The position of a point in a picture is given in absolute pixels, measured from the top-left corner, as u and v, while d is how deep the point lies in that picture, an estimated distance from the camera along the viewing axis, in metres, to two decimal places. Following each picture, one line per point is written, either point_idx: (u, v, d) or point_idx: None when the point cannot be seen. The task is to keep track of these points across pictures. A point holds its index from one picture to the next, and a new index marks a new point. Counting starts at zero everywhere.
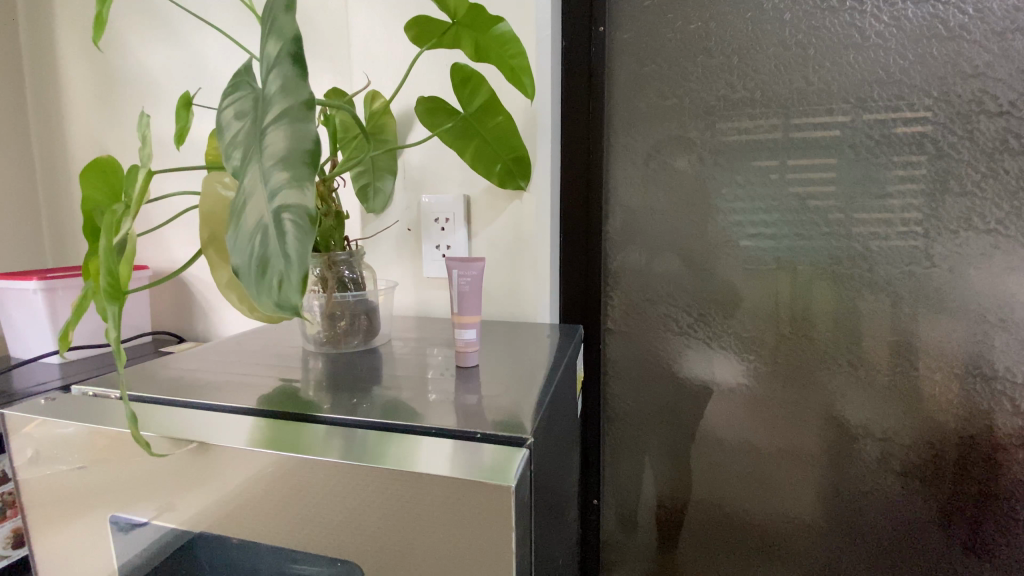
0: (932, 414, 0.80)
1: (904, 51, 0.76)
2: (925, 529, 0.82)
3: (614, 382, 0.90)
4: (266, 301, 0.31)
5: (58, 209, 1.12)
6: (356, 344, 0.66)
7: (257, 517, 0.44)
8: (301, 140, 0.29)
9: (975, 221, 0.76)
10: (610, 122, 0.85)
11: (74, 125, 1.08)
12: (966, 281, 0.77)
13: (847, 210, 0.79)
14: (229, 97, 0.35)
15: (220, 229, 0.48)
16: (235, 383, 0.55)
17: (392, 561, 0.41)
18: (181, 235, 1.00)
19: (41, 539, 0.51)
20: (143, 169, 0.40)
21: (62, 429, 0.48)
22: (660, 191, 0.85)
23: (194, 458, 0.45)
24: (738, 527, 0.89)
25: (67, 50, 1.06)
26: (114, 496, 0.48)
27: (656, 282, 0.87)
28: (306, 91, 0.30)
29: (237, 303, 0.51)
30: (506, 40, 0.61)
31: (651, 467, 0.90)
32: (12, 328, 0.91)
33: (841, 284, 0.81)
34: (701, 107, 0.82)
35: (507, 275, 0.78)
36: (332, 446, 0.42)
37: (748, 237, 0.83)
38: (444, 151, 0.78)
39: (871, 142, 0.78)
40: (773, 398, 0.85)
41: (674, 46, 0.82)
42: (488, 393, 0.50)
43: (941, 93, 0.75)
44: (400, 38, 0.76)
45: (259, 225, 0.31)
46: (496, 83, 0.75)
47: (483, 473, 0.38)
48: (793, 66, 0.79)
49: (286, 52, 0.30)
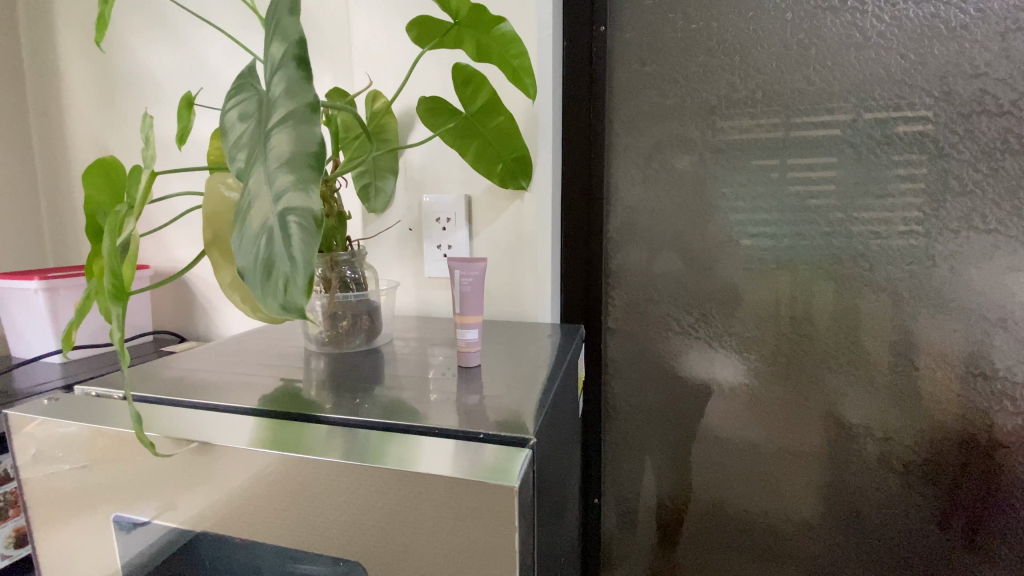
0: (932, 413, 0.80)
1: (905, 51, 0.76)
2: (924, 528, 0.83)
3: (614, 381, 0.90)
4: (272, 304, 0.31)
5: (59, 209, 1.12)
6: (357, 344, 0.66)
7: (260, 517, 0.44)
8: (306, 142, 0.30)
9: (975, 221, 0.76)
10: (611, 122, 0.85)
11: (74, 125, 1.08)
12: (967, 280, 0.78)
13: (847, 210, 0.80)
14: (233, 98, 0.35)
15: (223, 230, 0.48)
16: (236, 383, 0.55)
17: (393, 560, 0.41)
18: (182, 235, 1.00)
19: (43, 538, 0.51)
20: (147, 170, 0.40)
21: (65, 429, 0.48)
22: (661, 192, 0.85)
23: (197, 458, 0.45)
24: (738, 525, 0.89)
25: (67, 50, 1.06)
26: (116, 495, 0.48)
27: (656, 282, 0.87)
28: (310, 94, 0.30)
29: (239, 304, 0.51)
30: (508, 40, 0.61)
31: (652, 466, 0.90)
32: (14, 328, 0.91)
33: (842, 283, 0.81)
34: (702, 107, 0.82)
35: (508, 274, 0.79)
36: (333, 446, 0.42)
37: (749, 236, 0.83)
38: (445, 151, 0.78)
39: (872, 142, 0.78)
40: (774, 397, 0.85)
41: (675, 46, 0.82)
42: (490, 393, 0.50)
43: (941, 93, 0.75)
44: (401, 38, 0.76)
45: (264, 227, 0.31)
46: (497, 82, 0.75)
47: (486, 472, 0.38)
48: (794, 65, 0.79)
49: (291, 54, 0.30)
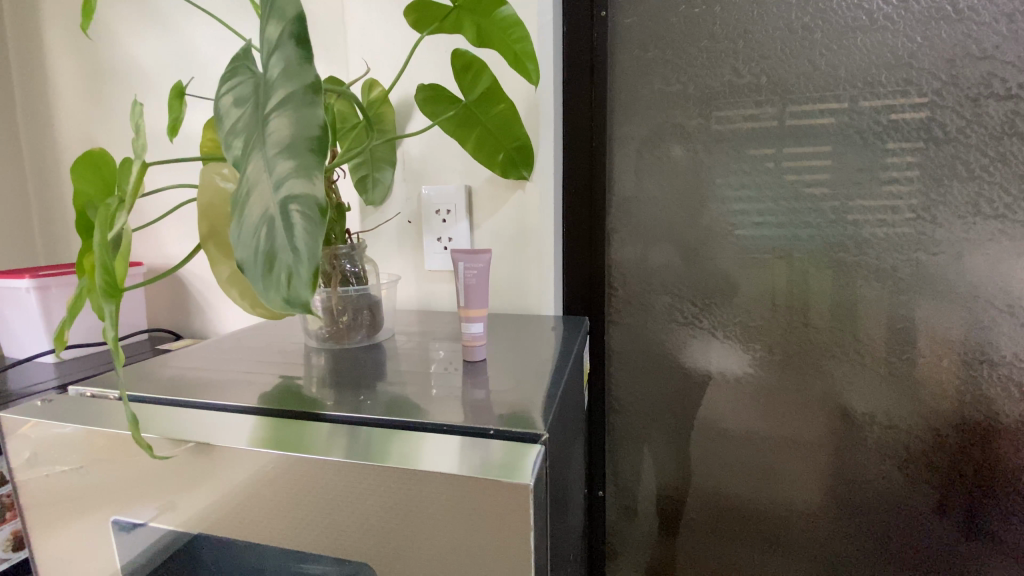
0: (936, 401, 0.80)
1: (912, 34, 0.75)
2: (925, 516, 0.83)
3: (617, 373, 0.89)
4: (275, 298, 0.29)
5: (49, 205, 1.09)
6: (359, 339, 0.64)
7: (262, 517, 0.42)
8: (307, 126, 0.28)
9: (982, 206, 0.76)
10: (612, 110, 0.84)
11: (62, 118, 1.06)
12: (973, 267, 0.77)
13: (852, 196, 0.78)
14: (228, 83, 0.33)
15: (219, 223, 0.47)
16: (234, 380, 0.54)
17: (398, 558, 0.40)
18: (177, 230, 0.99)
19: (38, 542, 0.50)
20: (137, 161, 0.38)
21: (59, 430, 0.47)
22: (664, 181, 0.84)
23: (197, 459, 0.43)
24: (740, 516, 0.89)
25: (54, 42, 1.03)
26: (113, 497, 0.47)
27: (656, 272, 0.86)
28: (309, 74, 0.28)
29: (238, 300, 0.50)
30: (510, 24, 0.59)
31: (653, 457, 0.90)
32: (5, 328, 0.89)
33: (846, 271, 0.80)
34: (706, 93, 0.81)
35: (512, 266, 0.77)
36: (335, 446, 0.41)
37: (752, 225, 0.82)
38: (444, 140, 0.77)
39: (877, 127, 0.77)
40: (778, 387, 0.84)
41: (678, 31, 0.80)
42: (496, 388, 0.49)
43: (950, 77, 0.74)
44: (399, 24, 0.74)
45: (265, 217, 0.30)
46: (498, 68, 0.73)
47: (496, 470, 0.37)
48: (799, 50, 0.78)
49: (288, 33, 0.29)
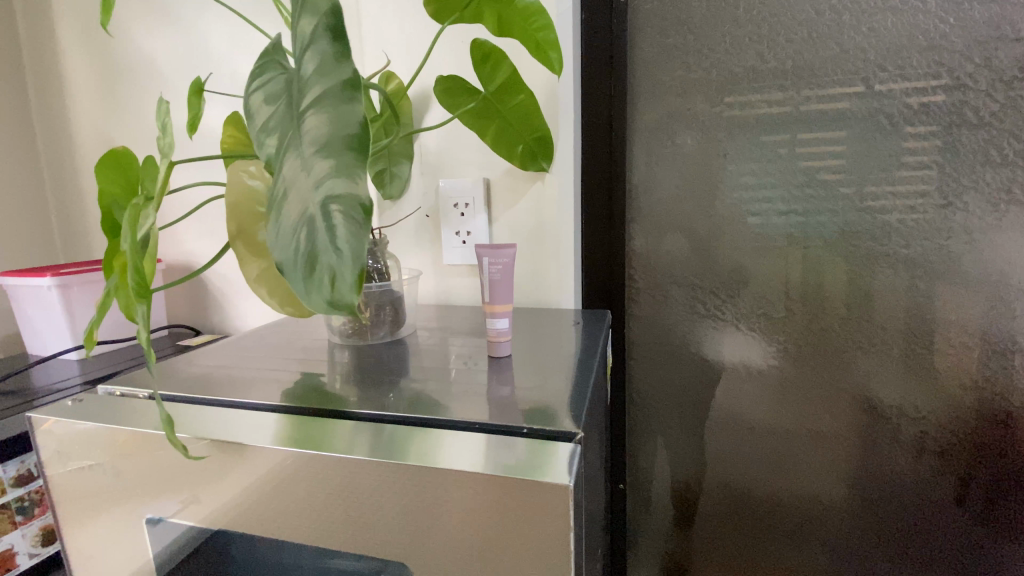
0: (965, 392, 0.79)
1: (945, 15, 0.72)
2: (948, 508, 0.82)
3: (637, 365, 0.88)
4: (317, 300, 0.29)
5: (68, 204, 1.10)
6: (381, 335, 0.64)
7: (290, 515, 0.43)
8: (346, 123, 0.27)
9: (1016, 192, 0.74)
10: (632, 99, 0.82)
11: (79, 117, 1.06)
12: (1004, 255, 0.75)
13: (880, 184, 0.77)
14: (257, 79, 0.32)
15: (246, 222, 0.47)
16: (260, 378, 0.54)
17: (425, 556, 0.40)
18: (194, 227, 0.99)
19: (70, 537, 0.50)
20: (165, 161, 0.38)
21: (88, 426, 0.47)
22: (685, 169, 0.82)
23: (226, 459, 0.43)
24: (760, 508, 0.88)
25: (68, 40, 1.03)
26: (144, 493, 0.47)
27: (677, 263, 0.85)
28: (347, 70, 0.28)
29: (267, 298, 0.49)
30: (531, 12, 0.58)
31: (673, 449, 0.89)
32: (29, 325, 0.90)
33: (874, 261, 0.78)
34: (728, 79, 0.79)
35: (531, 259, 0.77)
36: (362, 444, 0.41)
37: (775, 214, 0.80)
38: (461, 134, 0.76)
39: (907, 112, 0.75)
40: (802, 379, 0.83)
41: (699, 15, 0.78)
42: (523, 384, 0.49)
43: (984, 60, 0.72)
44: (416, 14, 0.73)
45: (304, 218, 0.29)
46: (517, 57, 0.72)
47: (528, 469, 0.36)
48: (826, 33, 0.75)
49: (323, 26, 0.28)
